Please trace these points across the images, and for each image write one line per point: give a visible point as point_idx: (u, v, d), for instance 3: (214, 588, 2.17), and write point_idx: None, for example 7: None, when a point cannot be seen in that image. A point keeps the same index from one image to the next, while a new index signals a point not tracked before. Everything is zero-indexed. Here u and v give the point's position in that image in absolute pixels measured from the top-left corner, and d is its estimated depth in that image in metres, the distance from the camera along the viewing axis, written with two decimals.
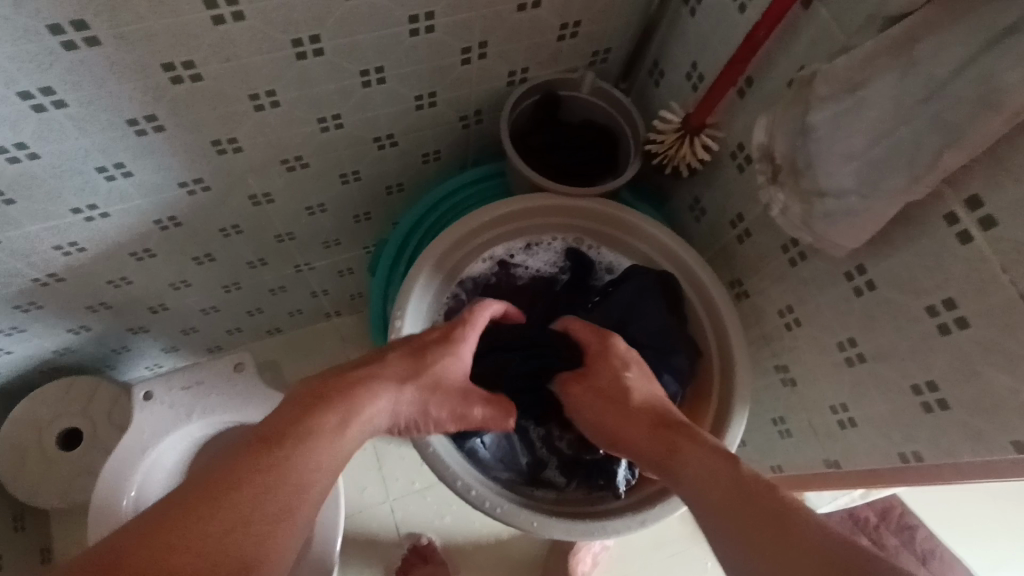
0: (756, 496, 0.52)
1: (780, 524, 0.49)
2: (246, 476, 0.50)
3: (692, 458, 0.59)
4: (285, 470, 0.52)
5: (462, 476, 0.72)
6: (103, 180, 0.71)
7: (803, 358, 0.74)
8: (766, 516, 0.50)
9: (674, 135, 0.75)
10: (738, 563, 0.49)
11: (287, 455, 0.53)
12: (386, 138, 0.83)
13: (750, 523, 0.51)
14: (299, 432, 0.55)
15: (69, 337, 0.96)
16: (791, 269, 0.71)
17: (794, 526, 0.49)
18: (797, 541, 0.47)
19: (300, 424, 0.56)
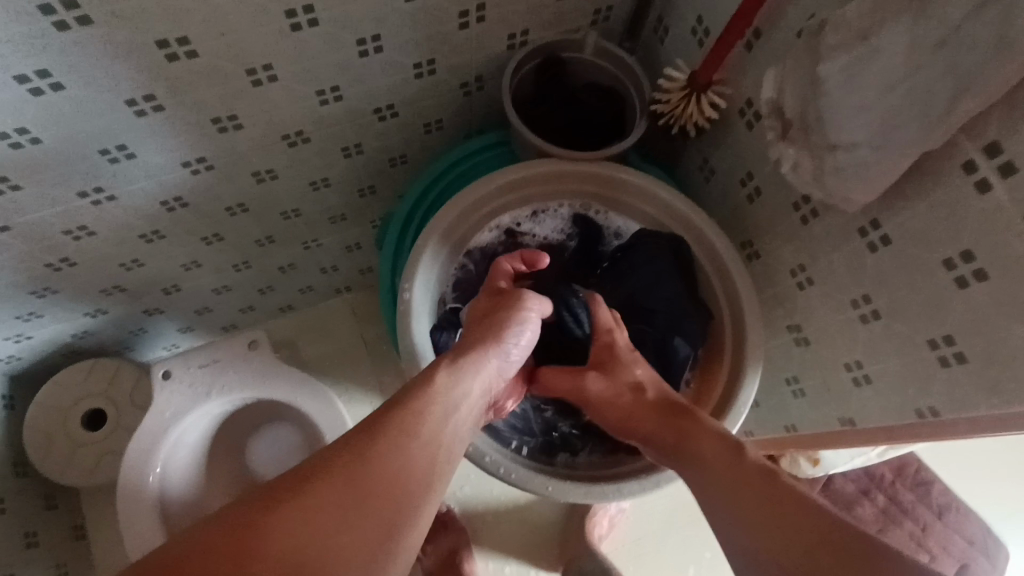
0: (754, 478, 0.55)
1: (779, 503, 0.52)
2: (334, 471, 0.51)
3: (696, 446, 0.61)
4: (377, 460, 0.52)
5: (474, 441, 0.72)
6: (107, 164, 0.70)
7: (817, 317, 0.73)
8: (765, 496, 0.53)
9: (680, 95, 0.72)
10: (741, 546, 0.52)
11: (379, 446, 0.53)
12: (387, 109, 0.81)
13: (748, 504, 0.54)
14: (386, 426, 0.55)
15: (87, 321, 0.98)
16: (803, 227, 0.70)
17: (796, 506, 0.51)
18: (796, 520, 0.50)
19: (387, 415, 0.56)
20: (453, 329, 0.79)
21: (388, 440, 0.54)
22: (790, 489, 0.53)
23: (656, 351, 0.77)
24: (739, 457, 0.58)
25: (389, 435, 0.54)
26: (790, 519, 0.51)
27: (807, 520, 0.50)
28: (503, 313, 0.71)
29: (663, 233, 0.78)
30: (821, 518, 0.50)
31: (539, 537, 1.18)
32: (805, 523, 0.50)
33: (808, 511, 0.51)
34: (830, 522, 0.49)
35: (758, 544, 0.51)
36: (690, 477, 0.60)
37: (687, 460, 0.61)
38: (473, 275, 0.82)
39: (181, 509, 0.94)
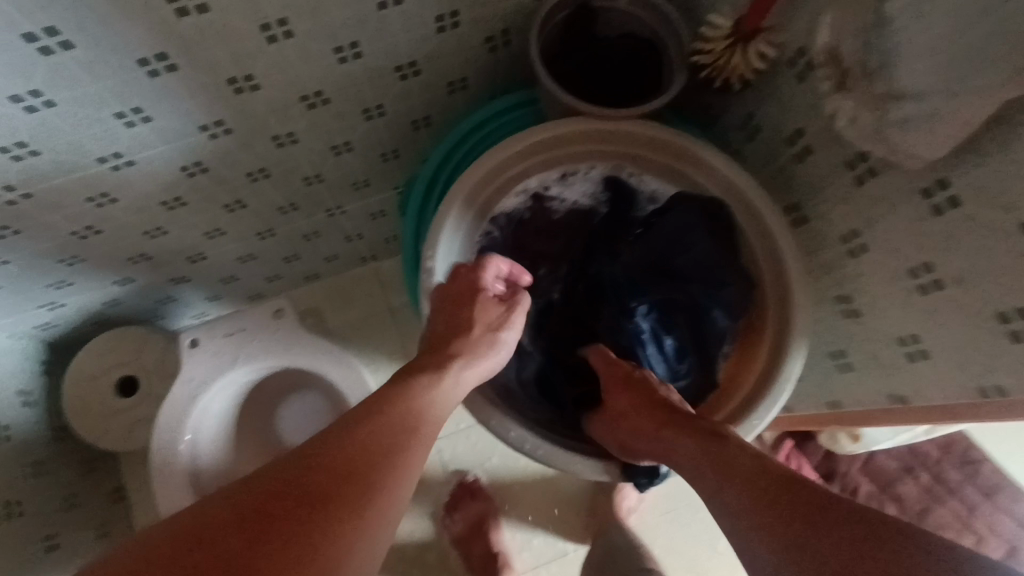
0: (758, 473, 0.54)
1: (790, 496, 0.51)
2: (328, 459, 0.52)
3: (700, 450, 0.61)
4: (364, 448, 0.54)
5: (497, 414, 0.70)
6: (123, 128, 0.69)
7: (869, 286, 0.68)
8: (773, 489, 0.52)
9: (724, 45, 0.66)
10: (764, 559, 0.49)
11: (364, 436, 0.55)
12: (408, 67, 0.77)
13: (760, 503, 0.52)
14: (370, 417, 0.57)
15: (115, 289, 0.98)
16: (857, 189, 0.64)
17: (809, 497, 0.50)
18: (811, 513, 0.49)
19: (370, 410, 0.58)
20: None
21: (372, 430, 0.56)
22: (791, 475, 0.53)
23: (689, 320, 0.75)
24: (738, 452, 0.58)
25: (373, 426, 0.56)
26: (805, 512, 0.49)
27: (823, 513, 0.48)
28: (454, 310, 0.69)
29: (700, 196, 0.74)
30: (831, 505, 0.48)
31: (567, 508, 1.17)
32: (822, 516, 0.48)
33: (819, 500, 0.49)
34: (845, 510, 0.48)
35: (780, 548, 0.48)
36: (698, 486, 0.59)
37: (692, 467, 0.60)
38: (498, 242, 0.79)
39: (210, 475, 0.95)
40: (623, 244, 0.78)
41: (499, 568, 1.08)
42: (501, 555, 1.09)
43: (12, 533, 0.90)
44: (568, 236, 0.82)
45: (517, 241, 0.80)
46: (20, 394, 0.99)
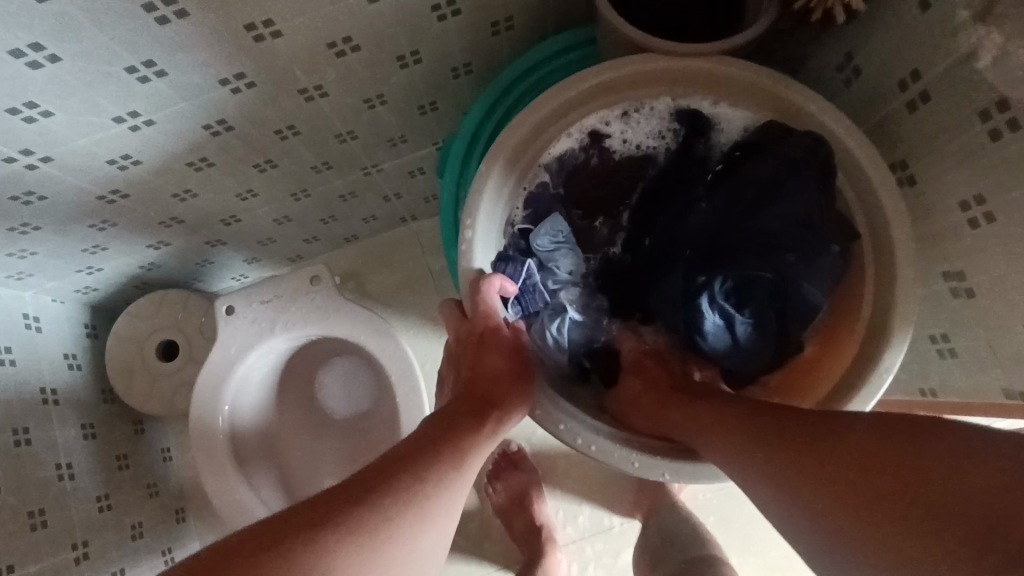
0: (831, 459, 0.47)
1: (893, 484, 0.43)
2: (370, 482, 0.54)
3: (747, 438, 0.53)
4: (399, 489, 0.54)
5: (542, 402, 0.63)
6: (137, 83, 0.63)
7: (992, 264, 0.56)
8: (863, 477, 0.45)
9: None
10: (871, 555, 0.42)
11: (402, 478, 0.55)
12: (447, 6, 0.68)
13: (861, 502, 0.44)
14: (410, 459, 0.57)
15: (152, 253, 0.96)
16: (990, 145, 0.52)
17: (914, 475, 0.42)
18: (928, 503, 0.41)
19: (409, 452, 0.58)
20: (520, 258, 0.68)
21: (410, 471, 0.56)
22: (876, 449, 0.45)
23: (775, 297, 0.61)
24: (795, 433, 0.51)
25: (410, 468, 0.56)
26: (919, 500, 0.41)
27: (943, 499, 0.41)
28: (482, 342, 0.66)
29: (795, 133, 0.61)
30: (943, 483, 0.41)
31: (615, 483, 1.11)
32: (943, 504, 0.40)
33: (925, 477, 0.42)
34: (967, 484, 0.40)
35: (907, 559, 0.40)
36: (756, 485, 0.51)
37: (741, 463, 0.53)
38: (549, 192, 0.69)
39: (249, 443, 0.94)
40: (698, 188, 0.67)
41: (544, 542, 1.05)
42: (545, 529, 1.05)
43: (64, 496, 0.90)
44: (630, 182, 0.71)
45: (569, 191, 0.71)
46: (67, 357, 0.99)
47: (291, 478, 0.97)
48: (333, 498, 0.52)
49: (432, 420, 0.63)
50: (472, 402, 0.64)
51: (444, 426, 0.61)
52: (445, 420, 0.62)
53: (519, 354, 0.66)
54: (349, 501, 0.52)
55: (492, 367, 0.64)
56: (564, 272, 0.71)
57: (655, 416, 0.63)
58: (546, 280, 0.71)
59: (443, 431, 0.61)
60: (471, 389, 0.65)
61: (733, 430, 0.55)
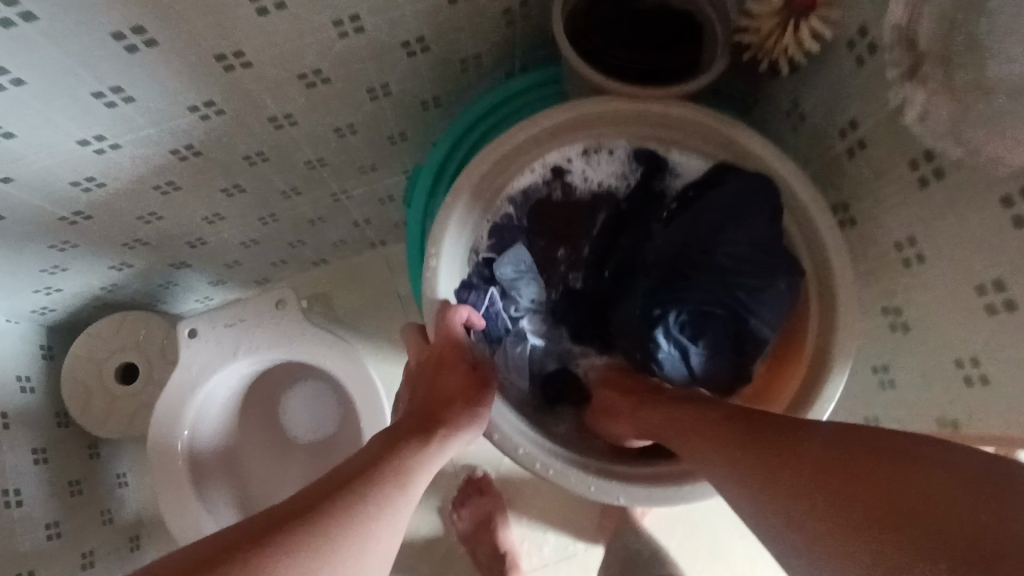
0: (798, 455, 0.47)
1: (859, 478, 0.42)
2: (312, 506, 0.52)
3: (714, 444, 0.54)
4: (343, 507, 0.52)
5: (500, 427, 0.65)
6: (103, 108, 0.63)
7: (925, 301, 0.60)
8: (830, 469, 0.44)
9: (773, 22, 0.58)
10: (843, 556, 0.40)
11: (344, 500, 0.53)
12: (416, 43, 0.70)
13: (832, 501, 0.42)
14: (354, 480, 0.55)
15: (113, 274, 0.94)
16: (920, 191, 0.56)
17: (878, 472, 0.42)
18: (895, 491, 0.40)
19: (353, 473, 0.56)
20: (483, 286, 0.70)
21: (352, 492, 0.54)
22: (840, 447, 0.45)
23: (727, 328, 0.64)
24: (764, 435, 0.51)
25: (355, 485, 0.55)
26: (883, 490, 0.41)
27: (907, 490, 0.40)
28: (436, 362, 0.66)
29: (749, 175, 0.63)
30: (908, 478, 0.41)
31: (579, 508, 1.12)
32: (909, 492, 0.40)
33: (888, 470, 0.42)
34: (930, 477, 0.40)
35: (877, 545, 0.39)
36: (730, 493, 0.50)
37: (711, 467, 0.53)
38: (514, 223, 0.71)
39: (209, 469, 0.92)
40: (656, 225, 0.71)
41: (507, 569, 1.04)
42: (509, 555, 1.05)
43: (9, 524, 0.87)
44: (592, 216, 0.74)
45: (533, 222, 0.73)
46: (20, 379, 0.96)
47: (253, 504, 0.95)
48: (271, 526, 0.50)
49: (378, 441, 0.62)
50: (421, 421, 0.64)
51: (390, 446, 0.60)
52: (391, 439, 0.61)
53: (478, 374, 0.66)
54: (286, 527, 0.50)
55: (445, 385, 0.64)
56: (527, 300, 0.73)
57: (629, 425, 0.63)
58: (507, 308, 0.73)
59: (388, 451, 0.60)
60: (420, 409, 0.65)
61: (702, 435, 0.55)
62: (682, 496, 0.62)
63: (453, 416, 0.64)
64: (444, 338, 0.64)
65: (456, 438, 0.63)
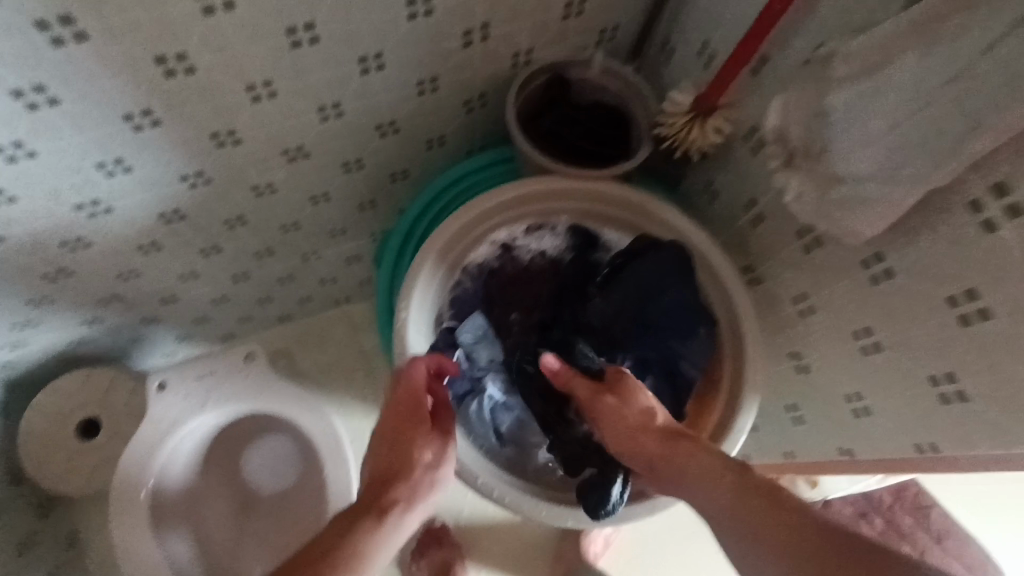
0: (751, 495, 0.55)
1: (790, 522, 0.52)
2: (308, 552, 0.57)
3: (681, 471, 0.60)
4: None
5: (461, 460, 0.72)
6: (103, 177, 0.70)
7: (817, 346, 0.72)
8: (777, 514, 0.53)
9: (684, 118, 0.71)
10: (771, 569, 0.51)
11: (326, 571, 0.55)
12: (389, 125, 0.81)
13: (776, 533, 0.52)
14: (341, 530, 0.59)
15: (82, 329, 0.97)
16: (806, 256, 0.69)
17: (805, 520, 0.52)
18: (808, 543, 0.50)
19: (332, 542, 0.58)
20: (447, 350, 0.76)
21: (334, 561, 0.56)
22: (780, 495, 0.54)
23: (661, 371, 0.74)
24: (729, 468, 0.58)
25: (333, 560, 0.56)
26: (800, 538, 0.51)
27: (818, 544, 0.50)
28: (405, 421, 0.67)
29: (665, 244, 0.74)
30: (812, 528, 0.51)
31: (535, 555, 1.16)
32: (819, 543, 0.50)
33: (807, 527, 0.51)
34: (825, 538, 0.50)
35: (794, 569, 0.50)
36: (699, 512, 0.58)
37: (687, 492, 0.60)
38: (470, 292, 0.79)
39: (171, 520, 0.94)
40: (592, 288, 0.77)
41: None
42: None
43: None
44: (544, 279, 0.81)
45: (488, 291, 0.80)
46: None
47: (213, 555, 0.97)
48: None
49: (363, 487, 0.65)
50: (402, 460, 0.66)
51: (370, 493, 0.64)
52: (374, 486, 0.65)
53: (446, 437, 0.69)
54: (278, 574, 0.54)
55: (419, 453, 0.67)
56: (486, 360, 0.78)
57: (604, 424, 0.66)
58: (470, 369, 0.77)
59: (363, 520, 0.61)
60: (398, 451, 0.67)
61: (671, 460, 0.61)
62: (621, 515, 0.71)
63: (430, 463, 0.67)
64: (412, 392, 0.68)
65: (435, 485, 0.66)
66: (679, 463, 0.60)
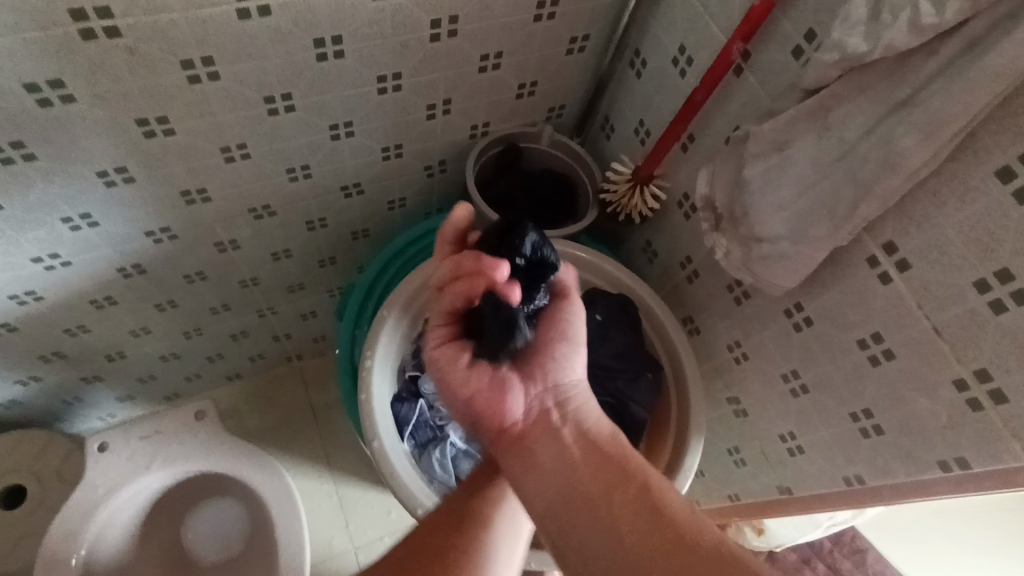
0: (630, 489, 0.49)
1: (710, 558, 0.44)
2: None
3: (568, 420, 0.55)
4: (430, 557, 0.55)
5: (425, 504, 0.71)
6: (68, 231, 0.71)
7: (752, 390, 0.79)
8: (649, 515, 0.47)
9: (626, 185, 0.81)
10: None
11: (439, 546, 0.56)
12: (353, 187, 0.86)
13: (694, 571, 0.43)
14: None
15: (18, 389, 0.92)
16: (737, 307, 0.76)
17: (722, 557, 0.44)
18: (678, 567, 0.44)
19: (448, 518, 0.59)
20: (412, 399, 0.81)
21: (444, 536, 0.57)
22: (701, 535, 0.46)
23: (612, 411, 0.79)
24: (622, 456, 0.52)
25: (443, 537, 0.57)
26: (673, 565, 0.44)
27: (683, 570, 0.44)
28: None
29: (611, 295, 0.82)
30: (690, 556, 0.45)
31: None
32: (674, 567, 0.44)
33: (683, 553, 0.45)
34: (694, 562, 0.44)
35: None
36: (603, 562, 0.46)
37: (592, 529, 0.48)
38: None
39: None
40: None
41: None
42: None
43: None
44: None
45: None
46: None
47: None
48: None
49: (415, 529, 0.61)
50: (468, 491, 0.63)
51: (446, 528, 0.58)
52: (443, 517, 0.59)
53: None
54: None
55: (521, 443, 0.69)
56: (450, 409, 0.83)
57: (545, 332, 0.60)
58: (434, 417, 0.82)
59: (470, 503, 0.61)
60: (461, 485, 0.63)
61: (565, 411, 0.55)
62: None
63: None
64: None
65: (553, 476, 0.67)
66: (570, 410, 0.55)
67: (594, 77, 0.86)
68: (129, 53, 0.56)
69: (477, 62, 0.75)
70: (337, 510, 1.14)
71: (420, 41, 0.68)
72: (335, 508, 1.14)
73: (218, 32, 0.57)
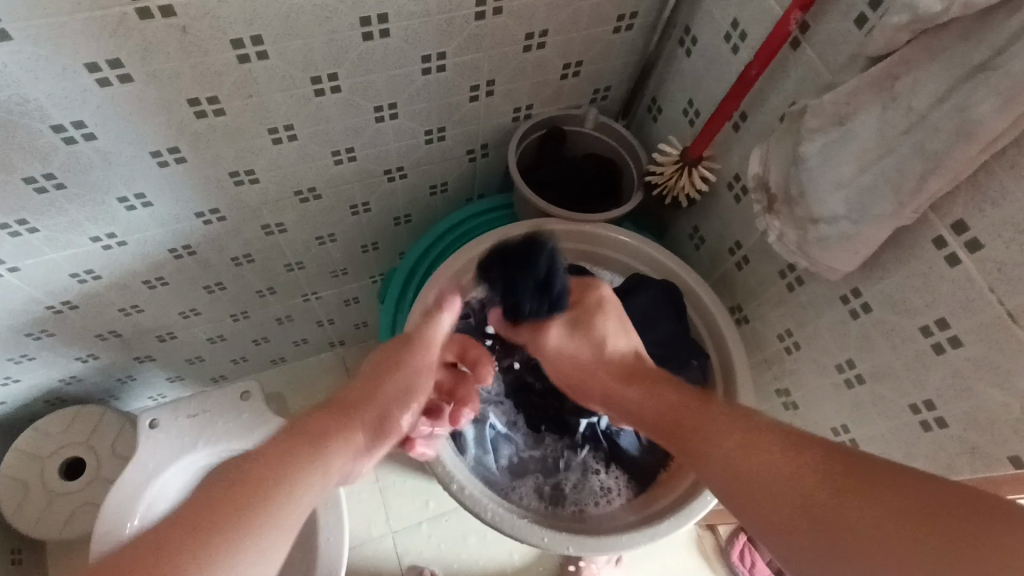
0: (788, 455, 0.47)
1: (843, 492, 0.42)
2: None
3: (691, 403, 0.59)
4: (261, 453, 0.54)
5: (457, 478, 0.72)
6: (123, 210, 0.73)
7: (803, 380, 0.76)
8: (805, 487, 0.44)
9: (673, 167, 0.79)
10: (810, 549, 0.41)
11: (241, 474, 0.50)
12: (397, 171, 0.86)
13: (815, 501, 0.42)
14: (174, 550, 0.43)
15: (76, 366, 0.96)
16: (790, 293, 0.74)
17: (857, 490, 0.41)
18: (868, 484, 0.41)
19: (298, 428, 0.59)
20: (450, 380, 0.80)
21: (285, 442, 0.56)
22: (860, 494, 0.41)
23: None
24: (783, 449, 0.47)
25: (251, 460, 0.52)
26: (842, 484, 0.42)
27: (886, 490, 0.40)
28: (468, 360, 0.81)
29: (657, 280, 0.80)
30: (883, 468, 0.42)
31: None
32: (903, 498, 0.39)
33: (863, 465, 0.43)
34: (899, 478, 0.41)
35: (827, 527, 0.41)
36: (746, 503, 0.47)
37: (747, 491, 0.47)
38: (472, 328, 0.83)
39: None
40: None
41: None
42: None
43: None
44: None
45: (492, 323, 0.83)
46: None
47: None
48: None
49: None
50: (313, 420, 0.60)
51: (233, 502, 0.48)
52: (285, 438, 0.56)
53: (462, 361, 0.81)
54: None
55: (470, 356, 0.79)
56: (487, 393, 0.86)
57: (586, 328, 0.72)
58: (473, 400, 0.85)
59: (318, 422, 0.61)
60: (280, 438, 0.56)
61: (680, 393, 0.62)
62: (614, 541, 0.71)
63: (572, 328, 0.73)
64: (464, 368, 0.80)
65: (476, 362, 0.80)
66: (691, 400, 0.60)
67: (641, 58, 0.84)
68: (182, 31, 0.57)
69: (521, 41, 0.74)
70: (378, 498, 1.15)
71: (464, 19, 0.67)
72: (375, 494, 1.16)
73: (267, 10, 0.58)
